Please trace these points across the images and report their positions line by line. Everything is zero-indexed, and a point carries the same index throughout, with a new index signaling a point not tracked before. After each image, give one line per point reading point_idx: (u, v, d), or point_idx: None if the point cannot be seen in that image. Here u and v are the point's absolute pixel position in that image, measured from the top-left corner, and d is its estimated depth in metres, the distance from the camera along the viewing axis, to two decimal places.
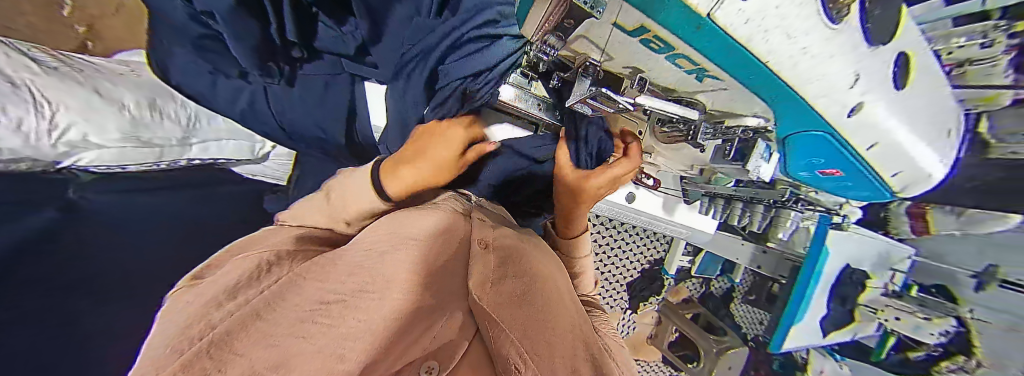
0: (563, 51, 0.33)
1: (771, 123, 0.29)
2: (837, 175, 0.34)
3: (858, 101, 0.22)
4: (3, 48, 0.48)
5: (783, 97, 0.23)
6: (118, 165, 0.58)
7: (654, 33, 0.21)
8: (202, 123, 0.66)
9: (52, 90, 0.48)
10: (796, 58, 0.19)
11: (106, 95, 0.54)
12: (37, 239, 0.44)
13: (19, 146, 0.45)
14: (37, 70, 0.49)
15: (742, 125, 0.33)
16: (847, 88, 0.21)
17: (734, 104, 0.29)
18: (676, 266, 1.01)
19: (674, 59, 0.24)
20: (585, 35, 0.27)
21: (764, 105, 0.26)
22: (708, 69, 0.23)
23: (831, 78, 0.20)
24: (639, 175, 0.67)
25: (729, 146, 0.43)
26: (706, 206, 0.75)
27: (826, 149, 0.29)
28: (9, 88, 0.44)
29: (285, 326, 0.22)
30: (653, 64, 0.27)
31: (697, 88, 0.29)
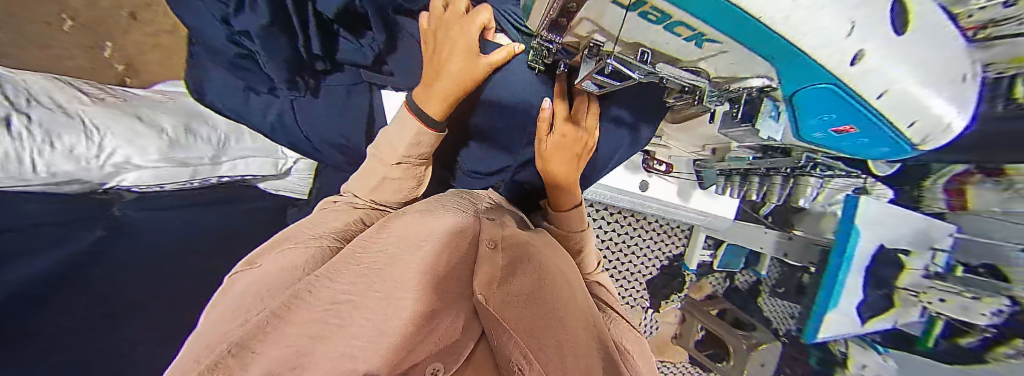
0: (569, 38, 0.34)
1: (776, 80, 0.29)
2: (851, 131, 0.32)
3: (858, 49, 0.21)
4: (60, 84, 0.54)
5: (786, 52, 0.22)
6: (157, 184, 0.61)
7: (651, 5, 0.21)
8: (231, 142, 0.70)
9: (100, 119, 0.53)
10: (788, 10, 0.17)
11: (147, 121, 0.59)
12: (85, 254, 0.48)
13: (73, 169, 0.49)
14: (87, 101, 0.54)
15: (746, 86, 0.33)
16: (844, 36, 0.20)
17: (736, 67, 0.29)
18: (696, 261, 1.00)
19: (673, 27, 0.24)
20: (586, 18, 0.27)
21: (768, 63, 0.26)
22: (707, 33, 0.23)
23: (823, 30, 0.19)
24: (650, 163, 0.68)
25: (738, 109, 0.39)
26: (722, 188, 0.72)
27: (830, 100, 0.27)
28: (63, 118, 0.49)
29: (304, 324, 0.23)
30: (652, 36, 0.27)
31: (700, 54, 0.29)
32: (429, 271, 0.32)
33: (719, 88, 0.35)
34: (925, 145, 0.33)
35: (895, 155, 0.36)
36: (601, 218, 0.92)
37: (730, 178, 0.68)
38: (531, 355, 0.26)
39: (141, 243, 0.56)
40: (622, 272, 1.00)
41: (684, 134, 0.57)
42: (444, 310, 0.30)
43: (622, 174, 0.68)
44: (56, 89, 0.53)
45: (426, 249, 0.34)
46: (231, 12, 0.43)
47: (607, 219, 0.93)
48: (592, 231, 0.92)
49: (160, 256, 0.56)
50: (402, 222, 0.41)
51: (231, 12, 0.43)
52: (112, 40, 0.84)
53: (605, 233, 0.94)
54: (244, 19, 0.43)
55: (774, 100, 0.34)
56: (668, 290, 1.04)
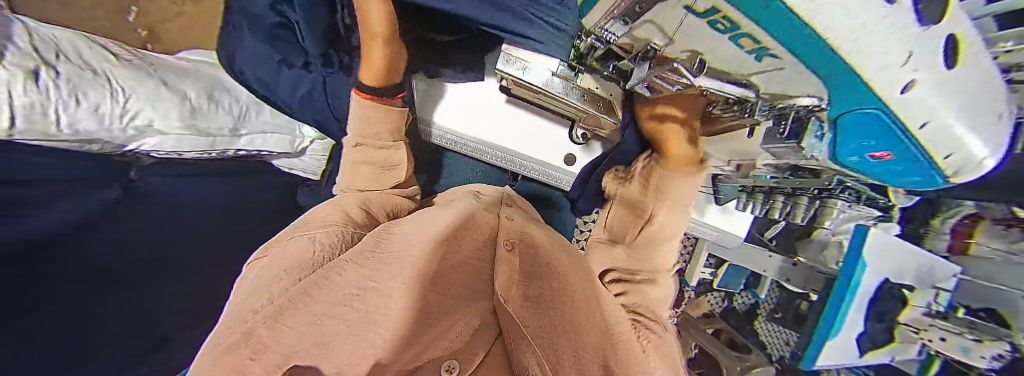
0: (623, 38, 0.37)
1: (826, 101, 0.29)
2: (887, 157, 0.32)
3: (911, 78, 0.22)
4: (87, 42, 0.54)
5: (842, 74, 0.23)
6: (176, 152, 0.60)
7: (724, 14, 0.22)
8: (251, 116, 0.70)
9: (126, 80, 0.54)
10: (855, 36, 0.19)
11: (171, 86, 0.59)
12: (85, 223, 0.48)
13: (95, 128, 0.49)
14: (115, 62, 0.55)
15: (796, 104, 0.33)
16: (900, 65, 0.21)
17: (788, 86, 0.30)
18: (697, 277, 1.00)
19: (738, 39, 0.25)
20: (653, 20, 0.30)
21: (820, 82, 0.26)
22: (770, 48, 0.24)
23: (883, 55, 0.20)
24: None
25: (784, 125, 0.39)
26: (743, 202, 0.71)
27: (876, 125, 0.28)
28: (90, 75, 0.50)
29: (327, 305, 0.25)
30: (710, 45, 0.28)
31: (755, 69, 0.30)
32: (427, 267, 0.30)
33: (769, 102, 0.36)
34: (956, 178, 0.33)
35: (926, 184, 0.36)
36: None
37: (752, 195, 0.68)
38: (545, 365, 0.29)
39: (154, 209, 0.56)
40: None
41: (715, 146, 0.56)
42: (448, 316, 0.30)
43: None
44: (85, 47, 0.53)
45: (440, 246, 0.34)
46: None
47: None
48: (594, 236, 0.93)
49: None
50: (417, 219, 0.44)
51: None
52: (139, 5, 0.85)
53: None
54: None
55: (821, 121, 0.34)
56: None
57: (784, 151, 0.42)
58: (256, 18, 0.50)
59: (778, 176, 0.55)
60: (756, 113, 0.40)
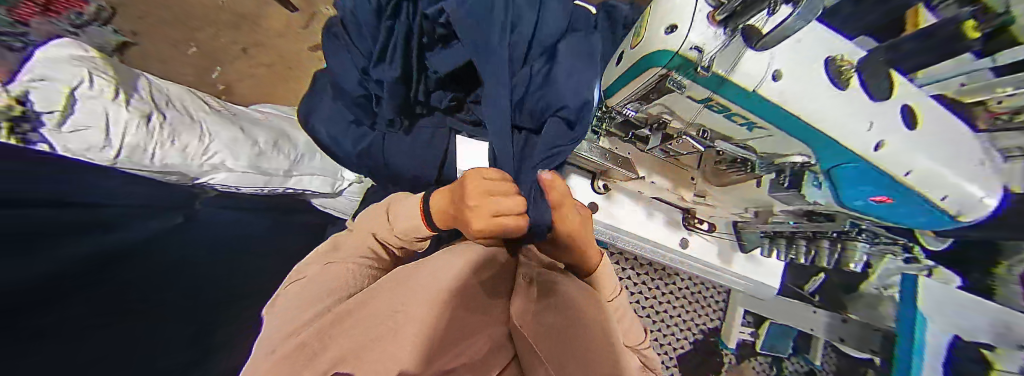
0: (641, 114, 0.40)
1: (812, 159, 0.29)
2: (887, 203, 0.30)
3: (879, 138, 0.24)
4: (190, 95, 0.67)
5: (820, 143, 0.26)
6: (236, 187, 0.67)
7: (716, 100, 0.27)
8: (305, 159, 0.77)
9: (215, 125, 0.65)
10: (815, 110, 0.23)
11: (246, 132, 0.69)
12: (172, 232, 0.51)
13: (178, 162, 0.57)
14: (209, 111, 0.67)
15: (787, 161, 0.32)
16: (866, 130, 0.24)
17: (775, 147, 0.31)
18: (736, 338, 0.86)
19: (729, 115, 0.29)
20: (664, 103, 0.33)
21: (801, 148, 0.28)
22: (756, 121, 0.27)
23: (848, 124, 0.24)
24: (691, 221, 0.57)
25: (783, 177, 0.39)
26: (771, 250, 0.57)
27: (870, 180, 0.27)
28: (188, 121, 0.61)
29: (378, 316, 0.28)
30: (708, 119, 0.32)
31: (748, 136, 0.32)
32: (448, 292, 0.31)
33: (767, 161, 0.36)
34: (966, 217, 0.31)
35: (934, 226, 0.33)
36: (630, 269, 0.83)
37: (774, 241, 0.55)
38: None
39: (209, 232, 0.59)
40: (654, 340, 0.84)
41: (728, 196, 0.50)
42: (447, 343, 0.29)
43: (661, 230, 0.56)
44: (188, 98, 0.66)
45: (449, 267, 0.32)
46: (373, 63, 0.53)
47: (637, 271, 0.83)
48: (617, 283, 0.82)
49: (213, 253, 0.56)
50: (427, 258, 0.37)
51: (373, 63, 0.53)
52: (221, 66, 1.02)
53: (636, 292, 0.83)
54: (380, 69, 0.52)
55: (815, 172, 0.34)
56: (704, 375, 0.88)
57: (790, 198, 0.41)
58: (343, 88, 0.60)
59: (800, 222, 0.47)
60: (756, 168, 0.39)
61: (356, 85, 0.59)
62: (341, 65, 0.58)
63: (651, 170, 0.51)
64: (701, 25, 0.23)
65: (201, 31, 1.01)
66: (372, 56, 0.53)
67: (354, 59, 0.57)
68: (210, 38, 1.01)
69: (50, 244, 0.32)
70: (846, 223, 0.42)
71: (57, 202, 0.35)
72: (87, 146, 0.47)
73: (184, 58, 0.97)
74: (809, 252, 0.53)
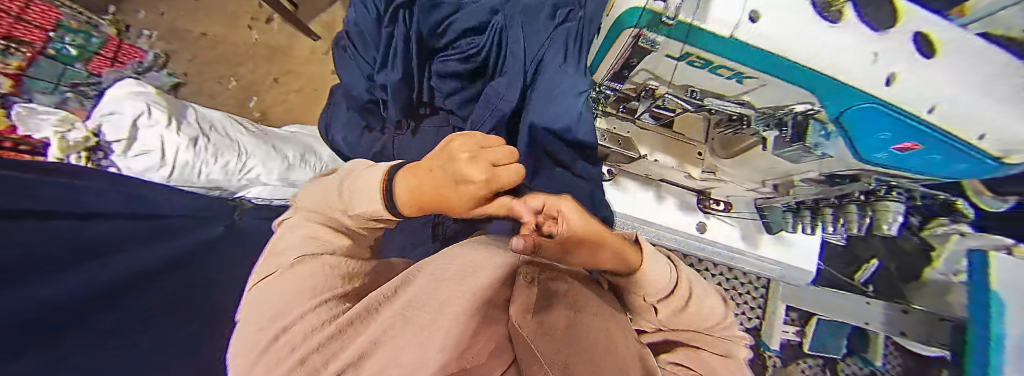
0: (628, 85, 0.39)
1: (818, 104, 0.28)
2: (914, 147, 0.26)
3: (880, 68, 0.22)
4: (228, 118, 0.74)
5: (820, 83, 0.24)
6: (269, 198, 0.73)
7: (696, 56, 0.26)
8: (329, 170, 0.82)
9: (251, 142, 0.72)
10: (812, 49, 0.22)
11: (278, 147, 0.75)
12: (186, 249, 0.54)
13: (220, 178, 0.64)
14: (246, 131, 0.74)
15: (785, 109, 0.31)
16: (869, 63, 0.22)
17: (776, 97, 0.29)
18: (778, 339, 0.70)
19: (716, 69, 0.28)
20: (646, 69, 0.33)
21: (799, 91, 0.26)
22: (745, 72, 0.26)
23: (846, 59, 0.22)
24: (707, 203, 0.55)
25: (784, 131, 0.34)
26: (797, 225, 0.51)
27: (876, 118, 0.25)
28: (229, 139, 0.68)
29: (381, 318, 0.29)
30: (693, 78, 0.31)
31: (742, 89, 0.30)
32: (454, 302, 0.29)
33: (763, 115, 0.34)
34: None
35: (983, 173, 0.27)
36: None
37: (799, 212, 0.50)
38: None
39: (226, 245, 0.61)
40: None
41: (740, 169, 0.47)
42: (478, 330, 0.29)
43: (672, 213, 0.55)
44: (227, 119, 0.73)
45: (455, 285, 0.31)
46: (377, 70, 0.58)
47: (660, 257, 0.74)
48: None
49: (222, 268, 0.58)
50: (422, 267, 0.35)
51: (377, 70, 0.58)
52: (257, 95, 1.12)
53: None
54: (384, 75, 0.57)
55: (822, 121, 0.30)
56: None
57: (798, 154, 0.36)
58: (354, 96, 0.65)
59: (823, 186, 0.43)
60: (753, 124, 0.37)
61: (364, 94, 0.62)
62: (351, 77, 0.64)
63: (653, 147, 0.48)
64: None
65: (241, 66, 1.13)
66: (376, 63, 0.58)
67: (361, 70, 0.61)
68: (248, 71, 1.13)
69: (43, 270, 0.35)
70: (872, 181, 0.36)
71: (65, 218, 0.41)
72: (145, 167, 0.56)
73: (226, 90, 1.10)
74: (837, 223, 0.47)
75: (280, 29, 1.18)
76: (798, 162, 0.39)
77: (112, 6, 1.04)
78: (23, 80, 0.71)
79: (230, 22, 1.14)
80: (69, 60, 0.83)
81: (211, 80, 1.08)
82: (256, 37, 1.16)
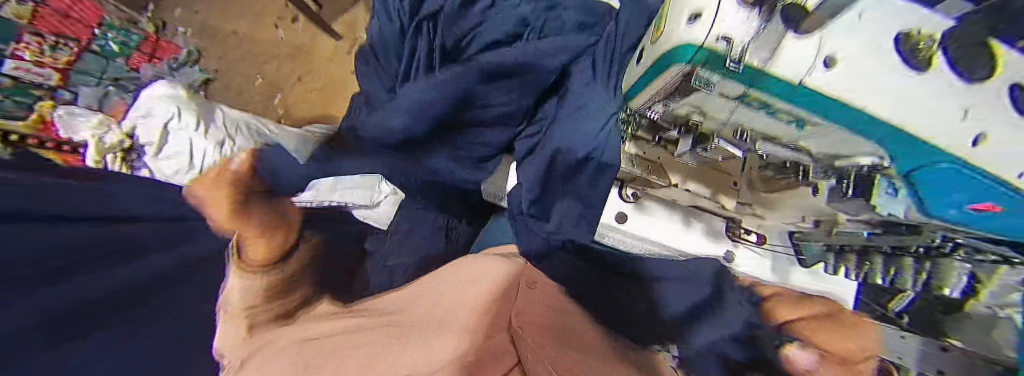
0: (665, 116, 0.38)
1: (887, 158, 0.27)
2: (992, 209, 0.24)
3: (964, 126, 0.21)
4: (258, 122, 0.77)
5: (891, 133, 0.24)
6: None
7: (756, 98, 0.27)
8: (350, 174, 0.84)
9: (276, 147, 0.73)
10: (890, 101, 0.22)
11: (302, 152, 0.76)
12: None
13: None
14: (274, 135, 0.76)
15: (850, 162, 0.29)
16: (955, 120, 0.21)
17: (839, 146, 0.28)
18: None
19: (777, 114, 0.28)
20: (698, 103, 0.33)
21: (870, 140, 0.26)
22: (810, 118, 0.26)
23: (926, 113, 0.21)
24: (738, 232, 0.54)
25: (845, 183, 0.33)
26: (836, 265, 0.49)
27: (953, 177, 0.24)
28: (255, 145, 0.70)
29: None
30: (748, 117, 0.30)
31: (799, 134, 0.29)
32: None
33: (822, 164, 0.32)
34: None
35: None
36: None
37: (842, 253, 0.47)
38: None
39: None
40: None
41: (781, 206, 0.45)
42: None
43: (701, 243, 0.54)
44: (255, 124, 0.76)
45: None
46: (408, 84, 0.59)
47: None
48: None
49: None
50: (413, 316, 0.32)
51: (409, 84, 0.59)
52: (281, 93, 1.15)
53: None
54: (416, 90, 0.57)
55: (891, 177, 0.28)
56: None
57: (854, 208, 0.34)
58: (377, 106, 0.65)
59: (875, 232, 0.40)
60: (809, 174, 0.35)
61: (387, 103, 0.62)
62: (373, 86, 0.65)
63: (686, 176, 0.46)
64: (731, 15, 0.23)
65: (267, 64, 1.14)
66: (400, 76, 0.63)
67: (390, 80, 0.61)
68: (272, 68, 1.15)
69: (123, 254, 0.36)
70: (935, 236, 0.34)
71: (125, 221, 0.41)
72: (173, 170, 0.57)
73: (253, 87, 1.12)
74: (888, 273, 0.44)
75: (304, 29, 1.23)
76: (853, 213, 0.36)
77: (151, 3, 1.07)
78: (69, 74, 0.73)
79: (258, 19, 1.17)
80: (112, 55, 0.88)
81: (237, 75, 1.10)
82: (281, 37, 1.19)
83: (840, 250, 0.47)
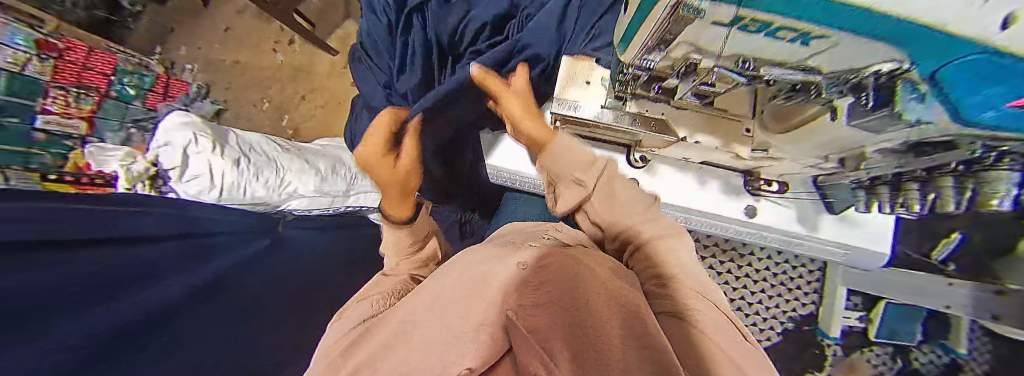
0: (663, 62, 0.36)
1: (908, 62, 0.23)
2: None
3: (1002, 10, 0.16)
4: (264, 138, 0.79)
5: (914, 31, 0.19)
6: (307, 209, 0.77)
7: (751, 18, 0.23)
8: (359, 179, 0.85)
9: (284, 159, 0.75)
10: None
11: (310, 161, 0.78)
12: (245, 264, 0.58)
13: (261, 194, 0.68)
14: (281, 149, 0.78)
15: (864, 69, 0.26)
16: (986, 4, 0.16)
17: (853, 58, 0.25)
18: (840, 326, 0.68)
19: (776, 33, 0.25)
20: (688, 40, 0.30)
21: (887, 44, 0.22)
22: (815, 31, 0.23)
23: (949, 2, 0.16)
24: (756, 185, 0.51)
25: (862, 95, 0.29)
26: (865, 203, 0.46)
27: (996, 69, 0.19)
28: (264, 158, 0.72)
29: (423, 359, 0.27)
30: (745, 46, 0.28)
31: (804, 54, 0.27)
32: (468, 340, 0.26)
33: (837, 79, 0.30)
34: None
35: None
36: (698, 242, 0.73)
37: (871, 186, 0.44)
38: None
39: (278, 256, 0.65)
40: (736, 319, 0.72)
41: (800, 145, 0.42)
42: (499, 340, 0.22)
43: (720, 200, 0.52)
44: (261, 139, 0.77)
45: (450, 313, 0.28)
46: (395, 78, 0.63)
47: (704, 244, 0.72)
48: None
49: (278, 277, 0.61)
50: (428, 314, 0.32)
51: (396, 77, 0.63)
52: (287, 114, 1.19)
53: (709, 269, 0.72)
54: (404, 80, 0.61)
55: (915, 80, 0.25)
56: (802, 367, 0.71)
57: (875, 124, 0.31)
58: (376, 108, 0.68)
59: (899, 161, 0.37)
60: (824, 93, 0.32)
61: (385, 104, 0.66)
62: (370, 89, 0.68)
63: (693, 129, 0.45)
64: None
65: (271, 88, 1.19)
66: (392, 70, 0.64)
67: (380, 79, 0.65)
68: (276, 92, 1.20)
69: (136, 281, 0.41)
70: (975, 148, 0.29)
71: (145, 242, 0.45)
72: (197, 190, 0.60)
73: (260, 112, 1.17)
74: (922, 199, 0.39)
75: (301, 50, 1.23)
76: (879, 134, 0.33)
77: (156, 45, 1.12)
78: (95, 121, 0.78)
79: (256, 47, 1.21)
80: (129, 99, 0.90)
81: (246, 104, 1.16)
82: (281, 58, 1.21)
83: (869, 184, 0.44)
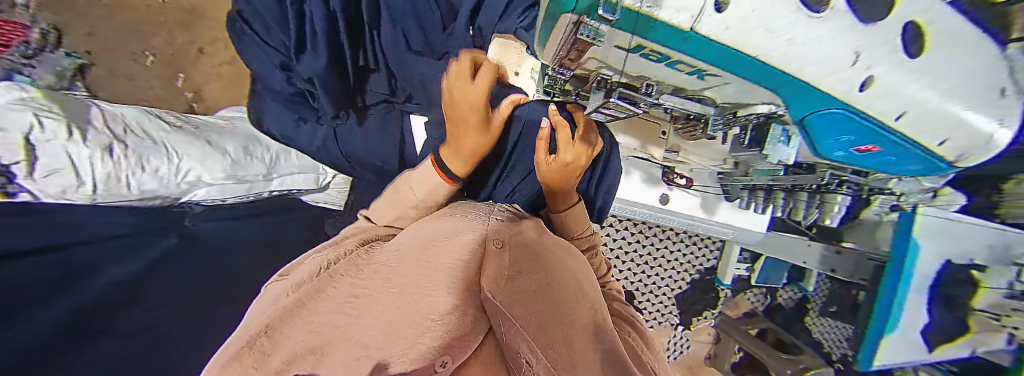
0: (579, 71, 0.37)
1: (783, 107, 0.29)
2: (874, 149, 0.31)
3: (866, 75, 0.22)
4: (147, 116, 0.65)
5: (791, 85, 0.24)
6: (219, 198, 0.70)
7: (650, 48, 0.24)
8: (281, 160, 0.77)
9: (179, 143, 0.64)
10: (782, 48, 0.20)
11: (214, 144, 0.68)
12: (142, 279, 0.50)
13: (157, 186, 0.58)
14: (170, 130, 0.65)
15: (754, 113, 0.32)
16: (849, 66, 0.22)
17: (743, 96, 0.30)
18: (731, 275, 0.92)
19: (675, 66, 0.26)
20: (595, 57, 0.30)
21: (770, 92, 0.26)
22: (706, 69, 0.25)
23: (831, 61, 0.21)
24: (671, 176, 0.61)
25: (744, 134, 0.41)
26: (746, 200, 0.63)
27: (849, 126, 0.27)
28: (151, 144, 0.60)
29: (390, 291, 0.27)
30: (651, 70, 0.29)
31: (702, 86, 0.30)
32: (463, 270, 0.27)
33: (726, 114, 0.36)
34: (960, 162, 0.31)
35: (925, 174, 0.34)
36: (625, 220, 0.88)
37: (754, 192, 0.59)
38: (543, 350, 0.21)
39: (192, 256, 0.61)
40: (648, 285, 0.94)
41: (699, 149, 0.51)
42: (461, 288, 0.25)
43: (639, 187, 0.62)
44: (146, 120, 0.64)
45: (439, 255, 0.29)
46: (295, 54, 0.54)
47: (631, 222, 0.88)
48: (602, 230, 0.86)
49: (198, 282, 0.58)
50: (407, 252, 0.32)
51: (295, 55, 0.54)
52: (184, 72, 0.95)
53: (631, 238, 0.89)
54: (309, 61, 0.53)
55: (784, 124, 0.35)
56: (700, 306, 0.97)
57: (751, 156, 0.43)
58: (276, 88, 0.59)
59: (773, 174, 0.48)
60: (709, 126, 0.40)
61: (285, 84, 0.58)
62: (262, 68, 0.57)
63: (617, 130, 0.54)
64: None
65: (153, 36, 0.92)
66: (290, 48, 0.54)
67: (266, 53, 0.56)
68: (161, 40, 0.93)
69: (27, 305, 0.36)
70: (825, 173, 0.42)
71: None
72: (63, 188, 0.48)
73: (144, 68, 0.91)
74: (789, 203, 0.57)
75: None
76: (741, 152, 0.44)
77: None
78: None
79: None
80: None
81: (118, 54, 0.89)
82: None
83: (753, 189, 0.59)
